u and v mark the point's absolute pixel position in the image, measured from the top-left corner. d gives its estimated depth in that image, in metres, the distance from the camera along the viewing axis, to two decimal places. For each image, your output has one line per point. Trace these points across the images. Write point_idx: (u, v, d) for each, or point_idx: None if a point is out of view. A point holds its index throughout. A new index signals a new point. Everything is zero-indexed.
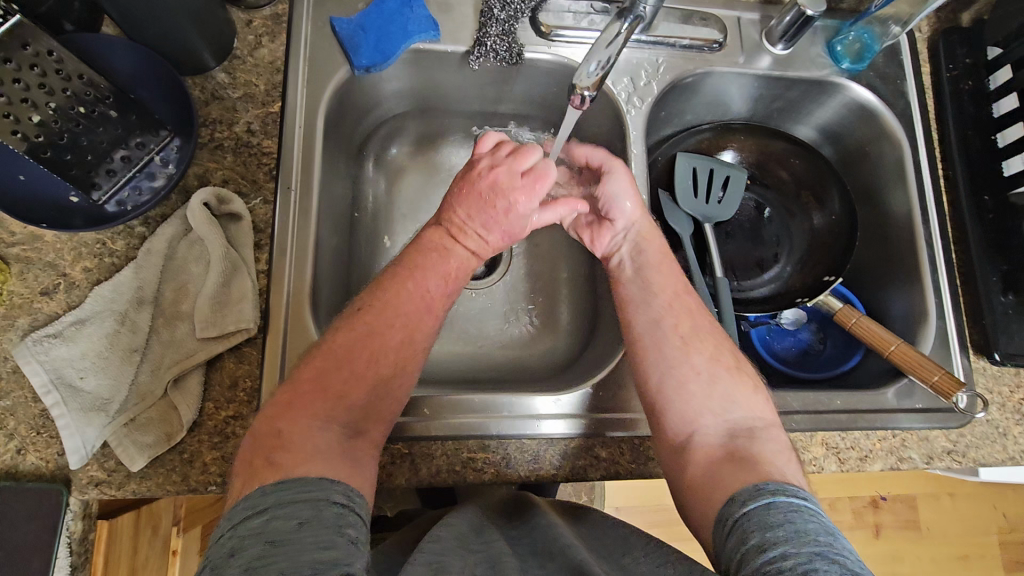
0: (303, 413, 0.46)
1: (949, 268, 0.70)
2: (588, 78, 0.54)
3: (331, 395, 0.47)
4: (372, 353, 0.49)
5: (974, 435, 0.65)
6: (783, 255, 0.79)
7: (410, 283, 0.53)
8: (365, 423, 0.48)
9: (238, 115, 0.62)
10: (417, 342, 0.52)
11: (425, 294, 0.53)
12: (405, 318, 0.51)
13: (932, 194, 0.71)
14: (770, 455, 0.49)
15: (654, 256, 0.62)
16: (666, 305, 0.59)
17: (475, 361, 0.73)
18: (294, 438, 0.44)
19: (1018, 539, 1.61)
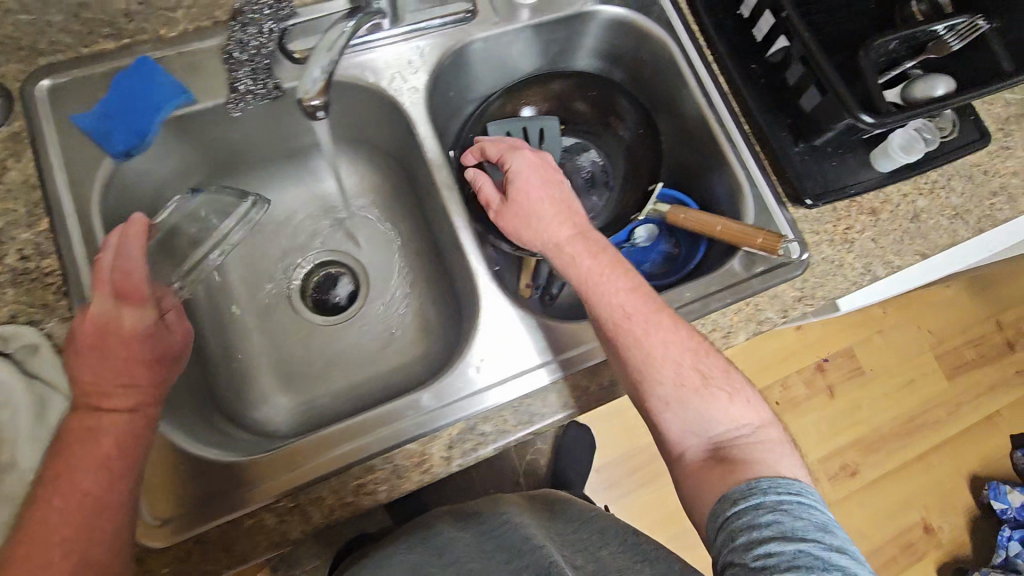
0: None
1: (746, 138, 0.74)
2: (311, 83, 0.53)
3: None
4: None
5: (816, 276, 0.70)
6: (611, 179, 0.83)
7: (56, 521, 0.45)
8: None
9: (6, 246, 0.59)
10: (112, 564, 0.46)
11: (92, 521, 0.46)
12: (69, 516, 0.45)
13: (708, 78, 0.76)
14: (755, 457, 0.54)
15: (594, 274, 0.61)
16: (612, 340, 0.60)
17: (358, 389, 0.73)
18: None
19: (947, 348, 1.76)
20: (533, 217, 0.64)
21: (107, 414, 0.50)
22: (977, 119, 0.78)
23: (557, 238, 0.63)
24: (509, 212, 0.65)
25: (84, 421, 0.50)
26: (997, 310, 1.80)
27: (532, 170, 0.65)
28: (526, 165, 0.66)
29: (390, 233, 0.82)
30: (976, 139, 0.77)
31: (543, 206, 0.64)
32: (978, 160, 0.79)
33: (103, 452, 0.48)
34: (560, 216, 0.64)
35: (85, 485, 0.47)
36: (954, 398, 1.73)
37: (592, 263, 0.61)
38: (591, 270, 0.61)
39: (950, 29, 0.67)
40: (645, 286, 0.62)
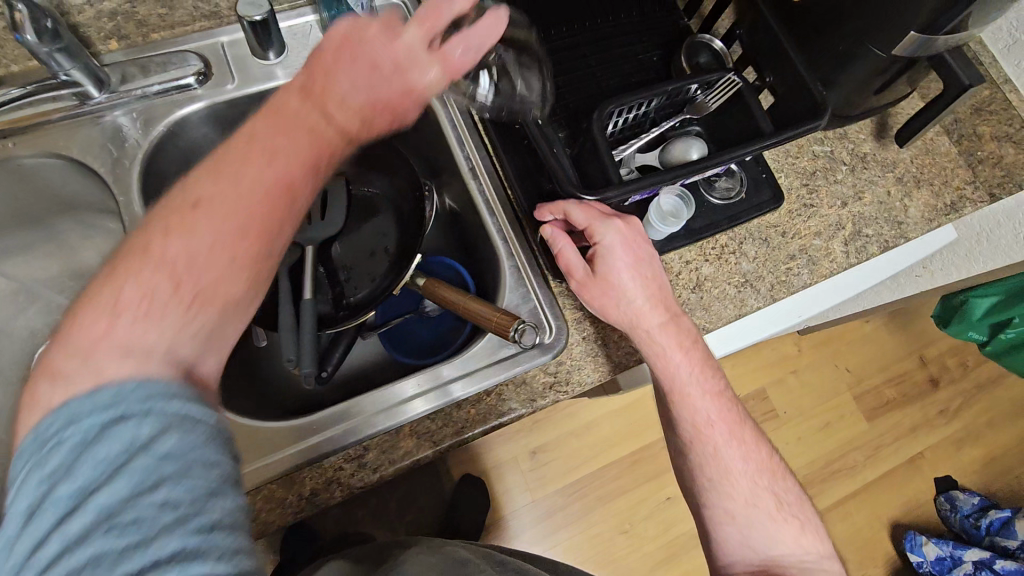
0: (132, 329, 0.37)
1: (507, 205, 0.68)
2: None
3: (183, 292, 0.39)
4: (236, 267, 0.41)
5: (573, 358, 0.63)
6: (393, 243, 0.78)
7: (203, 210, 0.40)
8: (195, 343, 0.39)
9: None
10: (254, 259, 0.42)
11: (272, 213, 0.43)
12: (238, 174, 0.42)
13: (470, 137, 0.70)
14: (794, 566, 0.60)
15: (705, 370, 0.64)
16: (697, 444, 0.64)
17: None
18: (133, 312, 0.37)
19: (866, 386, 1.67)
20: (619, 296, 0.59)
21: (326, 118, 0.48)
22: (771, 177, 0.71)
23: (648, 322, 0.60)
24: (600, 290, 0.60)
25: (290, 111, 0.47)
26: (920, 345, 1.72)
27: (625, 244, 0.59)
28: (618, 237, 0.59)
29: None
30: (767, 201, 0.70)
31: (631, 287, 0.60)
32: (775, 220, 0.72)
33: (265, 163, 0.43)
34: (649, 299, 0.60)
35: (194, 186, 0.42)
36: (875, 440, 1.64)
37: (693, 362, 0.62)
38: (681, 369, 0.62)
39: (705, 88, 0.62)
40: (730, 397, 0.66)
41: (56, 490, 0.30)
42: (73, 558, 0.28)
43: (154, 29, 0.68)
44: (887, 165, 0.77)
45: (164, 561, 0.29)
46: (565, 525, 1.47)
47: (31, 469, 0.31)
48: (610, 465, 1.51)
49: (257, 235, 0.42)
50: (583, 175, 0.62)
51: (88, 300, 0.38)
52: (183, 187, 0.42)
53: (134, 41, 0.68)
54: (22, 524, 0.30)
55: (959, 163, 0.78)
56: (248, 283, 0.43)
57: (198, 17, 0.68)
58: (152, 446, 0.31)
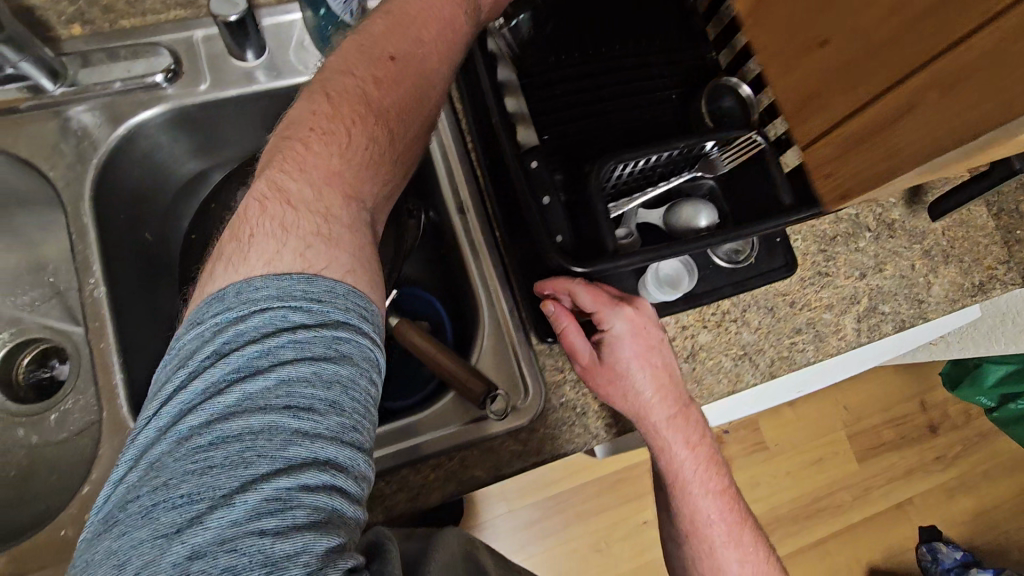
0: (311, 180, 0.42)
1: (494, 249, 0.63)
2: None
3: (360, 126, 0.45)
4: (407, 98, 0.48)
5: (547, 427, 0.58)
6: None
7: (394, 75, 0.47)
8: (357, 190, 0.44)
9: None
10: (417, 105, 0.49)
11: (429, 63, 0.50)
12: (406, 24, 0.49)
13: (461, 171, 0.65)
14: None
15: (707, 459, 0.63)
16: (694, 534, 0.63)
17: (42, 492, 0.65)
18: (301, 162, 0.43)
19: (863, 427, 1.62)
20: (627, 388, 0.57)
21: None
22: (787, 242, 0.65)
23: (656, 416, 0.58)
24: (605, 381, 0.57)
25: None
26: (924, 389, 1.65)
27: (633, 338, 0.56)
28: (629, 330, 0.56)
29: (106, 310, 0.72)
30: (780, 267, 0.64)
31: (641, 379, 0.57)
32: (786, 287, 0.66)
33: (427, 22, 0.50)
34: (659, 392, 0.58)
35: (387, 41, 0.48)
36: (862, 482, 1.60)
37: (695, 455, 0.62)
38: (685, 460, 0.61)
39: (721, 146, 0.56)
40: (731, 487, 0.65)
41: (246, 347, 0.34)
42: (253, 418, 0.32)
43: (122, 16, 0.61)
44: (915, 236, 0.71)
45: (318, 460, 0.32)
46: (540, 539, 1.44)
47: (237, 324, 0.35)
48: (592, 481, 1.47)
49: (417, 80, 0.49)
50: (577, 231, 0.56)
51: (271, 157, 0.44)
52: (374, 41, 0.48)
53: (99, 27, 0.61)
54: (214, 359, 0.34)
55: (995, 240, 0.72)
56: (415, 116, 0.49)
57: (172, 6, 0.62)
58: (333, 360, 0.35)
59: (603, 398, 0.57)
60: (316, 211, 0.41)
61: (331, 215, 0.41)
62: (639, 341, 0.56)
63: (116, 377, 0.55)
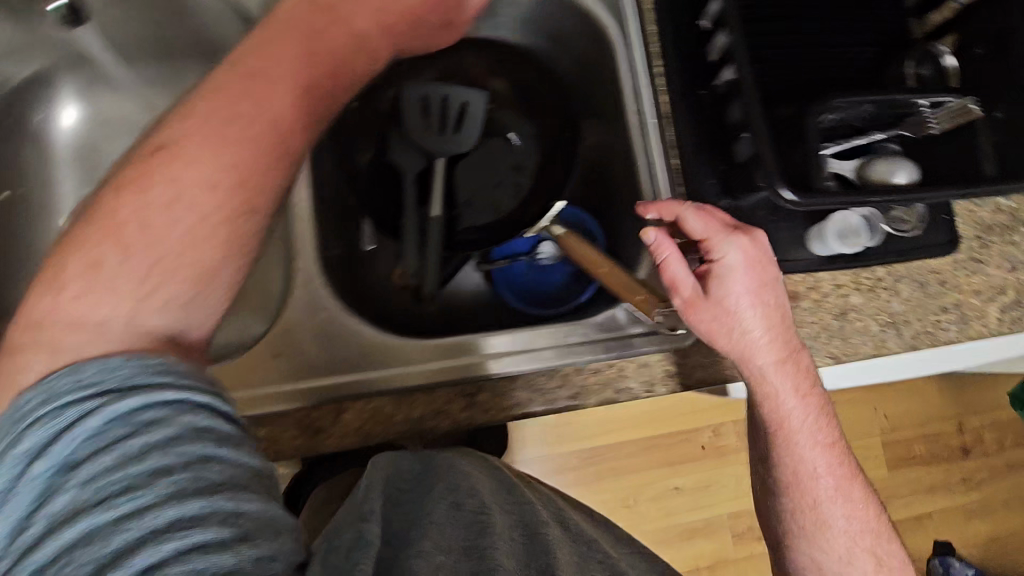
0: (171, 245, 0.37)
1: (670, 175, 0.63)
2: None
3: (213, 194, 0.38)
4: (238, 174, 0.39)
5: (702, 352, 0.61)
6: (525, 178, 0.73)
7: (244, 104, 0.41)
8: (184, 273, 0.38)
9: None
10: (220, 197, 0.38)
11: (261, 129, 0.41)
12: (228, 91, 0.41)
13: (646, 94, 0.64)
14: None
15: (822, 412, 0.59)
16: (796, 491, 0.60)
17: None
18: (137, 213, 0.37)
19: (899, 437, 1.63)
20: (733, 324, 0.54)
21: None
22: (953, 219, 0.65)
23: (770, 358, 0.55)
24: (710, 311, 0.54)
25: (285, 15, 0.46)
26: (965, 412, 1.66)
27: (747, 267, 0.54)
28: (740, 259, 0.54)
29: None
30: (943, 243, 0.64)
31: (753, 315, 0.54)
32: (939, 265, 0.67)
33: None
34: (769, 331, 0.55)
35: (248, 55, 0.43)
36: (888, 490, 1.63)
37: (815, 404, 0.58)
38: (794, 409, 0.58)
39: (933, 106, 0.55)
40: (842, 444, 0.61)
41: None
42: (61, 536, 0.26)
43: None
44: None
45: (208, 492, 0.29)
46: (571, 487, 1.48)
47: None
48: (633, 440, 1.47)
49: (268, 128, 0.41)
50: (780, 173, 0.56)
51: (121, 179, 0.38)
52: (242, 50, 0.44)
53: None
54: None
55: None
56: (228, 201, 0.39)
57: None
58: (152, 451, 0.29)
59: (710, 336, 0.54)
60: (176, 279, 0.37)
61: (160, 299, 0.37)
62: (752, 270, 0.54)
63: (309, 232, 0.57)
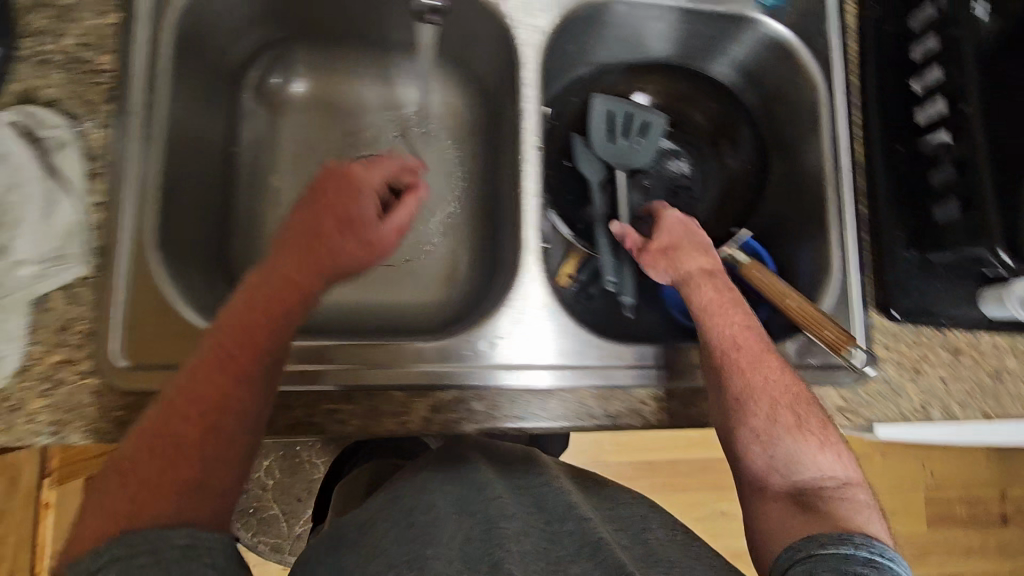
0: (169, 465, 0.41)
1: (858, 221, 0.67)
2: None
3: (187, 420, 0.43)
4: (209, 394, 0.44)
5: (868, 393, 0.65)
6: (699, 204, 0.74)
7: (203, 365, 0.45)
8: (200, 484, 0.41)
9: (68, 27, 0.54)
10: (223, 415, 0.44)
11: (245, 340, 0.46)
12: (265, 295, 0.49)
13: (845, 144, 0.67)
14: None
15: (755, 346, 0.55)
16: (759, 445, 0.52)
17: (374, 306, 0.71)
18: (161, 424, 0.43)
19: (940, 496, 1.66)
20: (676, 255, 0.60)
21: None
22: None
23: (690, 280, 0.59)
24: (711, 288, 0.58)
25: (341, 199, 0.55)
26: (1006, 481, 1.70)
27: (682, 222, 0.63)
28: (674, 219, 0.64)
29: (455, 168, 0.75)
30: None
31: (685, 246, 0.61)
32: None
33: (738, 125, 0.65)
34: (698, 259, 0.60)
35: (294, 269, 0.51)
36: (922, 544, 1.66)
37: (739, 331, 0.55)
38: (732, 338, 0.55)
39: None
40: (813, 401, 0.54)
41: None
42: None
43: None
44: None
45: None
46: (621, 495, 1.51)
47: None
48: (690, 459, 1.49)
49: (269, 321, 0.48)
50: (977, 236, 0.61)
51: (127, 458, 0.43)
52: (298, 232, 0.53)
53: None
54: None
55: None
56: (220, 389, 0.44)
57: None
58: None
59: (699, 315, 0.57)
60: (119, 499, 0.40)
61: (167, 512, 0.39)
62: (676, 228, 0.63)
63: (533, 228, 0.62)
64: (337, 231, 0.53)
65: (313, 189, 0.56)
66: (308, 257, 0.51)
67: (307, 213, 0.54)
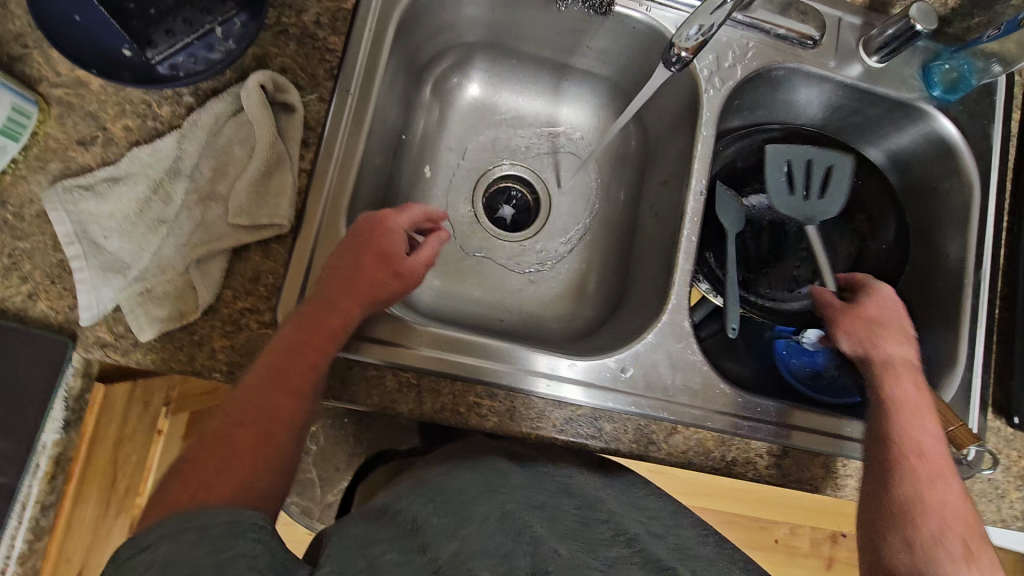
0: (210, 467, 0.43)
1: (991, 322, 0.68)
2: (687, 41, 0.50)
3: (240, 434, 0.45)
4: (257, 415, 0.46)
5: (972, 491, 0.65)
6: (823, 273, 0.75)
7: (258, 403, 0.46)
8: (245, 486, 0.43)
9: (308, 4, 0.58)
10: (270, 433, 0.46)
11: (286, 372, 0.47)
12: (301, 323, 0.49)
13: (990, 243, 0.69)
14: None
15: (943, 464, 0.54)
16: (907, 544, 0.50)
17: (501, 309, 0.73)
18: (215, 437, 0.44)
19: None
20: (882, 340, 0.60)
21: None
22: None
23: (895, 370, 0.59)
24: (915, 396, 0.58)
25: (370, 234, 0.54)
26: None
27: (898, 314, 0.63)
28: (892, 308, 0.63)
29: (595, 191, 0.79)
30: None
31: (896, 339, 0.61)
32: None
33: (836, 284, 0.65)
34: (904, 355, 0.60)
35: (329, 301, 0.50)
36: None
37: (933, 445, 0.55)
38: (929, 444, 0.55)
39: None
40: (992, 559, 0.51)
41: None
42: None
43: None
44: None
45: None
46: None
47: None
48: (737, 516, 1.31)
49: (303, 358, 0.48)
50: None
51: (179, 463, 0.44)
52: (331, 268, 0.52)
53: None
54: None
55: None
56: (268, 413, 0.46)
57: None
58: None
59: (887, 406, 0.57)
60: (177, 493, 0.41)
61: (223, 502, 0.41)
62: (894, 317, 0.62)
63: (683, 266, 0.63)
64: (365, 265, 0.52)
65: (350, 233, 0.54)
66: (347, 296, 0.51)
67: (343, 244, 0.53)
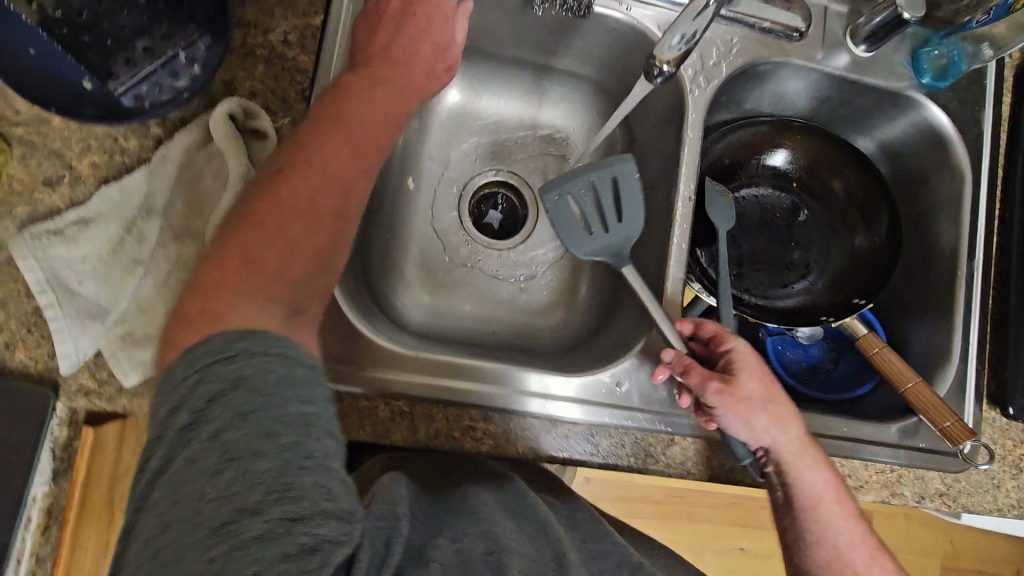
0: (250, 277, 0.42)
1: (985, 312, 0.68)
2: (669, 52, 0.48)
3: (269, 268, 0.43)
4: (299, 211, 0.45)
5: (969, 482, 0.66)
6: (816, 267, 0.75)
7: (291, 219, 0.45)
8: (303, 302, 0.44)
9: (275, 22, 0.56)
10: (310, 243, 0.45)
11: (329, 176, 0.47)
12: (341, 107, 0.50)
13: (982, 233, 0.68)
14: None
15: (858, 528, 0.57)
16: None
17: (493, 322, 0.72)
18: (241, 261, 0.43)
19: None
20: (762, 406, 0.54)
21: None
22: None
23: (784, 441, 0.55)
24: (811, 469, 0.55)
25: (401, 25, 0.56)
26: None
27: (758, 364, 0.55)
28: (749, 356, 0.55)
29: None
30: None
31: (778, 407, 0.54)
32: None
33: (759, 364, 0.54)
34: (772, 418, 0.54)
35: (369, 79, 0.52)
36: None
37: (847, 512, 0.56)
38: (835, 513, 0.56)
39: None
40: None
41: None
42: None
43: None
44: None
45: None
46: None
47: None
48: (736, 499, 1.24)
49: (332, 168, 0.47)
50: None
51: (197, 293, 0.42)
52: (365, 37, 0.55)
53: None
54: None
55: None
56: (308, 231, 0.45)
57: None
58: None
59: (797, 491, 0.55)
60: (220, 300, 0.40)
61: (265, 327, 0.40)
62: (757, 373, 0.54)
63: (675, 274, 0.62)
64: (400, 50, 0.55)
65: (377, 42, 0.55)
66: (352, 120, 0.50)
67: (368, 48, 0.54)
